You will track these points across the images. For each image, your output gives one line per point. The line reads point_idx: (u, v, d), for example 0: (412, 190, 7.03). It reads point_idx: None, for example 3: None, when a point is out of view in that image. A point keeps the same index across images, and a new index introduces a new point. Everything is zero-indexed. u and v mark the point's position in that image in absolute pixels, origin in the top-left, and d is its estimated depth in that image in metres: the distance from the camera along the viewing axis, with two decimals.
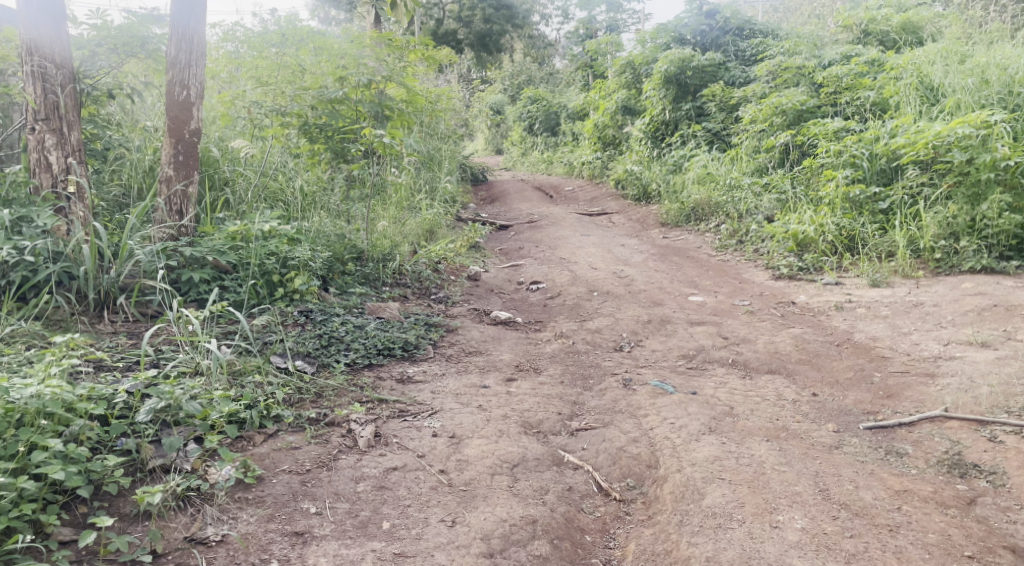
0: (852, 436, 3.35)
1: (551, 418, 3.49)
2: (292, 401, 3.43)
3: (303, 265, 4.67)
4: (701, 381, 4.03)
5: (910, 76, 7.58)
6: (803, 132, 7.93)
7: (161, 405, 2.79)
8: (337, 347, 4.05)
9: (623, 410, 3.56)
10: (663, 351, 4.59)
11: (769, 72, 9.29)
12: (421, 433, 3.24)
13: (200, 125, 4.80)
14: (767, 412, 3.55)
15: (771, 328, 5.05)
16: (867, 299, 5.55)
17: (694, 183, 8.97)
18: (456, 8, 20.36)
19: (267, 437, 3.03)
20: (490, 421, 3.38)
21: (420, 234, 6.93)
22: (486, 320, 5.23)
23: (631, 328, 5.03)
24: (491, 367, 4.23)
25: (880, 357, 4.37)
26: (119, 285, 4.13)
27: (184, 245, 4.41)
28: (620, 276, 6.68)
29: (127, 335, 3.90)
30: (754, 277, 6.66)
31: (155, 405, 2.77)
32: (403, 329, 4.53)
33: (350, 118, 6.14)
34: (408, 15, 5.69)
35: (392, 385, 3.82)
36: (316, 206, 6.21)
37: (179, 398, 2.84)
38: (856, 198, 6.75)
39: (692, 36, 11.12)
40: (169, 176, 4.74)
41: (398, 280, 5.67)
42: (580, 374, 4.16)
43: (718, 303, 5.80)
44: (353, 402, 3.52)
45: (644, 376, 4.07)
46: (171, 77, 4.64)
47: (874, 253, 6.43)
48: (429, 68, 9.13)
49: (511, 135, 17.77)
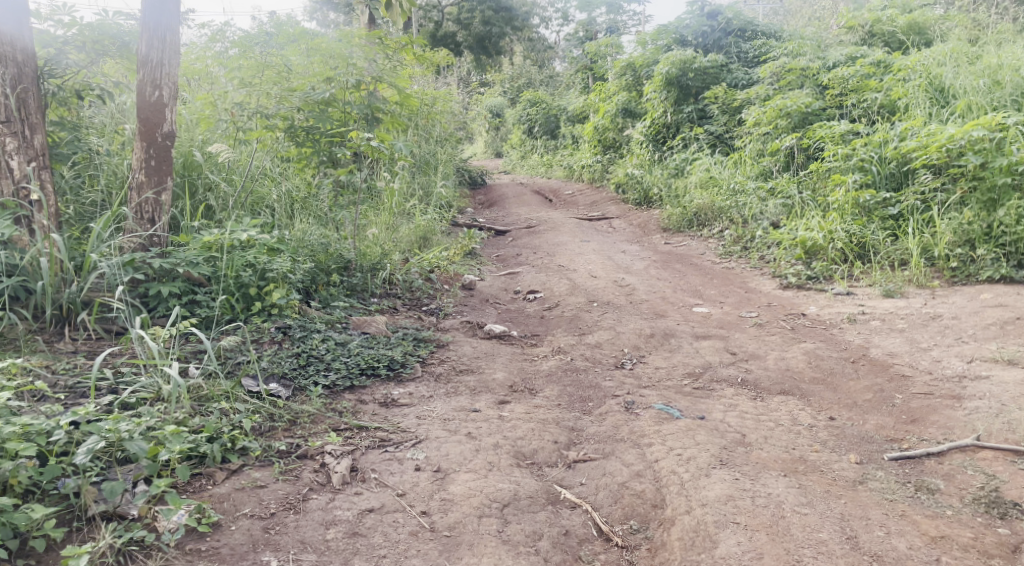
0: (877, 469, 3.05)
1: (546, 448, 3.19)
2: (263, 431, 3.16)
3: (282, 277, 4.34)
4: (709, 403, 3.73)
5: (919, 77, 7.33)
6: (809, 134, 7.66)
7: (102, 444, 2.50)
8: (315, 367, 3.77)
9: (625, 438, 3.26)
10: (668, 369, 4.29)
11: (773, 73, 9.01)
12: (403, 466, 2.95)
13: (174, 128, 4.50)
14: (782, 441, 3.25)
15: (781, 343, 4.75)
16: (882, 311, 5.25)
17: (697, 188, 8.68)
18: (456, 10, 20.12)
19: (229, 474, 2.74)
20: (479, 452, 3.09)
21: (412, 241, 6.63)
22: (479, 334, 4.93)
23: (633, 343, 4.74)
24: (483, 388, 3.93)
25: (901, 376, 4.06)
26: (82, 299, 3.88)
27: (153, 256, 4.12)
28: (621, 285, 6.38)
29: (87, 355, 3.65)
30: (761, 286, 6.35)
31: (96, 444, 2.48)
32: (389, 345, 4.25)
33: (339, 121, 5.80)
34: (404, 15, 5.35)
35: (374, 409, 3.53)
36: (301, 213, 5.92)
37: (124, 435, 2.55)
38: (866, 204, 6.45)
39: (693, 38, 10.90)
40: (141, 183, 4.45)
41: (389, 291, 5.40)
42: (577, 395, 3.85)
43: (724, 314, 5.50)
44: (329, 430, 3.25)
45: (647, 397, 3.77)
46: (141, 76, 4.34)
47: (886, 262, 6.14)
48: (425, 70, 8.86)
49: (511, 138, 17.48)
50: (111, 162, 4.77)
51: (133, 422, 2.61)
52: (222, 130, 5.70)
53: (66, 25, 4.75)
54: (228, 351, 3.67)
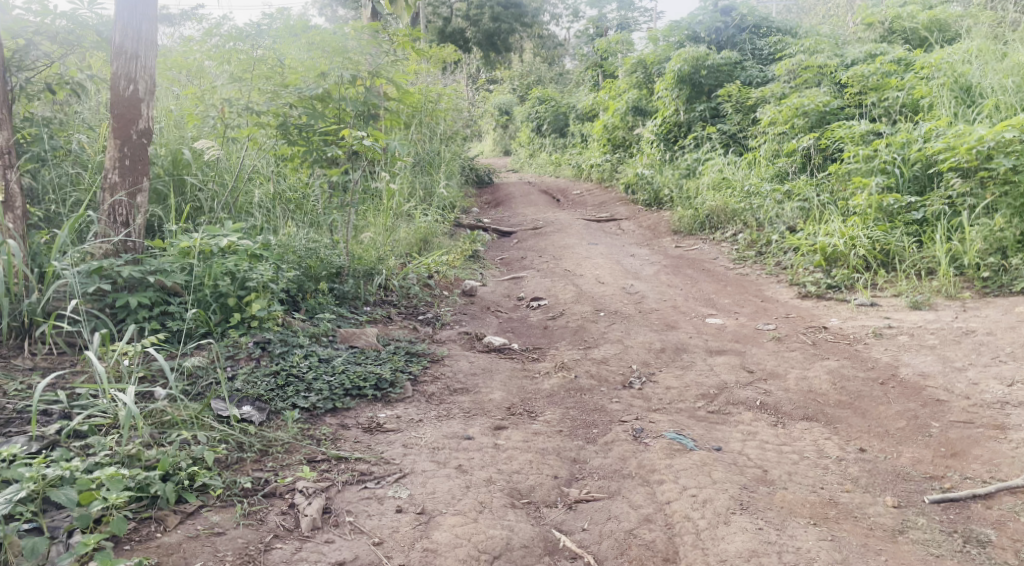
0: (917, 514, 2.70)
1: (544, 485, 2.87)
2: (229, 462, 2.86)
3: (264, 286, 4.01)
4: (726, 431, 3.39)
5: (944, 75, 6.96)
6: (827, 134, 7.30)
7: (21, 495, 2.28)
8: (295, 388, 3.45)
9: (632, 474, 2.92)
10: (680, 389, 3.95)
11: (789, 71, 8.63)
12: (383, 509, 2.66)
13: (150, 126, 4.19)
14: (809, 478, 2.91)
15: (801, 360, 4.40)
16: (909, 325, 4.88)
17: (709, 189, 8.31)
18: (465, 6, 19.77)
19: (184, 518, 2.50)
20: (469, 490, 2.79)
21: (412, 244, 6.32)
22: (478, 347, 4.61)
23: (642, 360, 4.40)
24: (478, 410, 3.60)
25: (936, 400, 3.69)
26: (44, 310, 3.61)
27: (122, 262, 3.78)
28: (629, 292, 6.05)
29: (45, 373, 3.38)
30: (778, 294, 6.00)
31: (13, 496, 2.26)
32: (379, 361, 3.93)
33: (334, 119, 5.28)
34: (410, 9, 4.96)
35: (357, 435, 3.22)
36: (292, 216, 5.61)
37: (46, 483, 2.33)
38: (889, 208, 6.11)
39: (706, 34, 10.53)
40: (114, 183, 4.14)
41: (384, 298, 5.10)
42: (581, 420, 3.51)
43: (740, 327, 5.15)
44: (304, 462, 2.94)
45: (658, 423, 3.43)
46: (114, 70, 4.02)
47: (913, 271, 5.77)
48: (430, 67, 8.55)
49: (519, 135, 17.12)
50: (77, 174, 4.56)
51: (59, 467, 2.38)
52: (210, 127, 5.38)
53: (38, 13, 4.43)
54: (197, 370, 3.40)
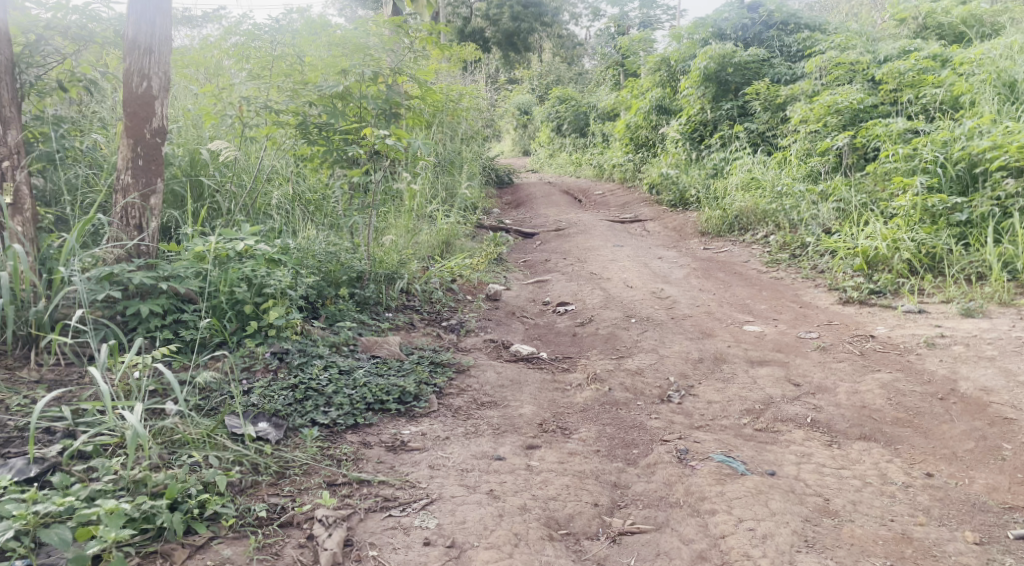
0: (1002, 552, 2.46)
1: (583, 514, 2.64)
2: (243, 486, 2.66)
3: (282, 293, 3.79)
4: (777, 451, 3.13)
5: (985, 72, 6.66)
6: (863, 133, 6.97)
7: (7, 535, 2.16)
8: (314, 403, 3.23)
9: (679, 502, 2.70)
10: (723, 404, 3.69)
11: (820, 68, 8.32)
12: (412, 544, 2.45)
13: (165, 124, 3.97)
14: (877, 507, 2.67)
15: (851, 372, 4.12)
16: (963, 334, 4.56)
17: (738, 189, 8.01)
18: (485, 6, 19.64)
19: (192, 552, 2.34)
20: (502, 519, 2.58)
21: (434, 247, 6.09)
22: (505, 356, 4.38)
23: (680, 371, 4.14)
24: (509, 427, 3.37)
25: (1003, 418, 3.41)
26: (52, 319, 3.41)
27: (134, 268, 3.57)
28: (660, 297, 5.80)
29: (50, 387, 3.19)
30: (816, 300, 5.71)
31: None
32: (402, 372, 3.70)
33: (354, 117, 5.00)
34: (429, 8, 4.56)
35: (380, 455, 3.00)
36: (312, 218, 5.41)
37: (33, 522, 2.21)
38: (934, 209, 5.81)
39: (733, 31, 10.30)
40: (127, 184, 3.93)
41: (406, 303, 4.89)
42: (619, 439, 3.27)
43: (780, 335, 4.88)
44: (324, 485, 2.73)
45: (703, 443, 3.18)
46: (127, 65, 3.82)
47: (962, 275, 5.46)
48: (452, 65, 8.31)
49: (539, 136, 16.88)
50: (87, 176, 4.38)
51: (48, 504, 2.24)
52: (227, 125, 5.14)
53: (52, 8, 4.23)
54: (212, 385, 3.20)
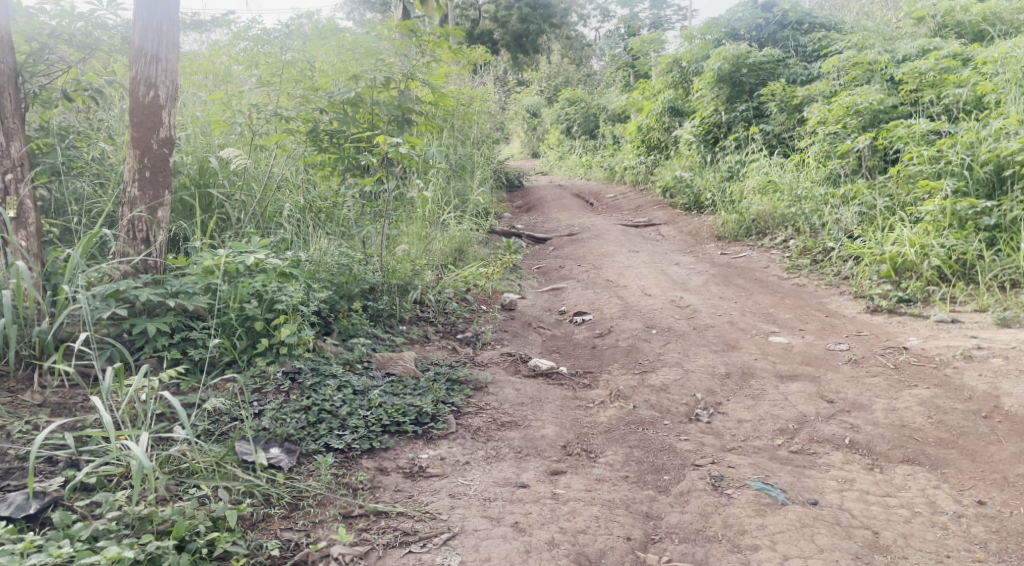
0: None
1: (616, 549, 2.51)
2: (255, 520, 2.54)
3: (293, 309, 3.64)
4: (817, 477, 2.98)
5: (1009, 70, 6.45)
6: (884, 134, 6.74)
7: None
8: (328, 426, 3.08)
9: (717, 536, 2.58)
10: (755, 423, 3.52)
11: (837, 68, 8.09)
12: None
13: (172, 134, 3.83)
14: (928, 542, 2.56)
15: (886, 388, 3.95)
16: (1000, 345, 4.36)
17: (755, 193, 7.82)
18: (493, 8, 19.46)
19: None
20: (532, 556, 2.45)
21: (446, 255, 5.93)
22: (523, 371, 4.21)
23: (706, 387, 3.96)
24: (531, 449, 3.21)
25: None
26: (56, 339, 3.27)
27: (140, 284, 3.42)
28: (679, 306, 5.63)
29: (54, 411, 3.05)
30: (842, 309, 5.53)
31: None
32: (418, 391, 3.55)
33: (366, 123, 4.81)
34: (440, 10, 4.43)
35: (398, 482, 2.85)
36: (323, 226, 5.26)
37: None
38: (962, 214, 5.60)
39: (746, 31, 10.11)
40: (134, 197, 3.77)
41: (420, 315, 4.74)
42: (648, 463, 3.11)
43: (808, 346, 4.70)
44: (339, 518, 2.61)
45: (738, 467, 3.02)
46: (134, 74, 3.68)
47: (995, 283, 5.25)
48: (463, 68, 8.13)
49: (549, 138, 16.68)
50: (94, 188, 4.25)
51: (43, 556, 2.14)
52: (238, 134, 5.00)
53: (56, 15, 4.10)
54: (222, 408, 3.05)
